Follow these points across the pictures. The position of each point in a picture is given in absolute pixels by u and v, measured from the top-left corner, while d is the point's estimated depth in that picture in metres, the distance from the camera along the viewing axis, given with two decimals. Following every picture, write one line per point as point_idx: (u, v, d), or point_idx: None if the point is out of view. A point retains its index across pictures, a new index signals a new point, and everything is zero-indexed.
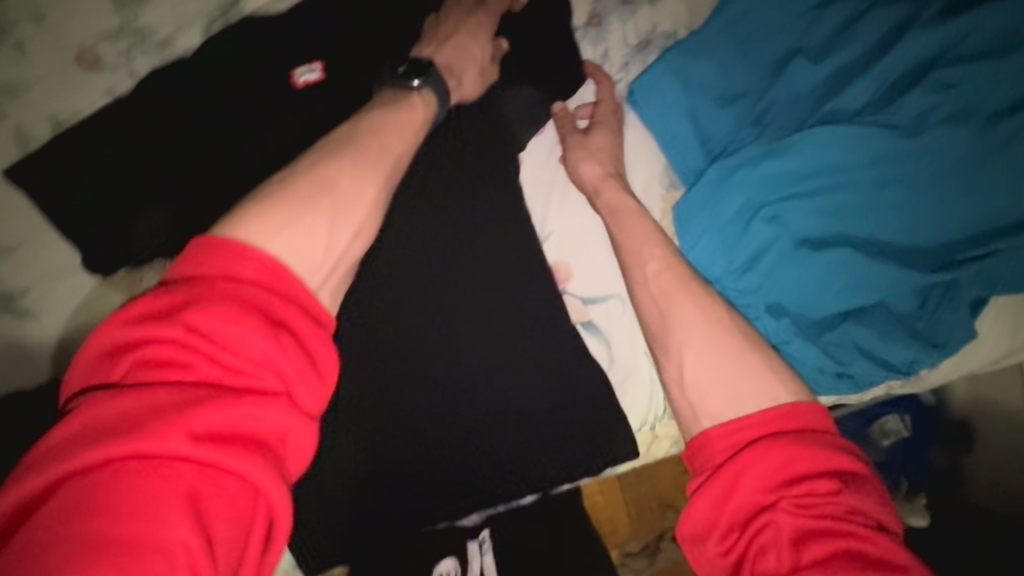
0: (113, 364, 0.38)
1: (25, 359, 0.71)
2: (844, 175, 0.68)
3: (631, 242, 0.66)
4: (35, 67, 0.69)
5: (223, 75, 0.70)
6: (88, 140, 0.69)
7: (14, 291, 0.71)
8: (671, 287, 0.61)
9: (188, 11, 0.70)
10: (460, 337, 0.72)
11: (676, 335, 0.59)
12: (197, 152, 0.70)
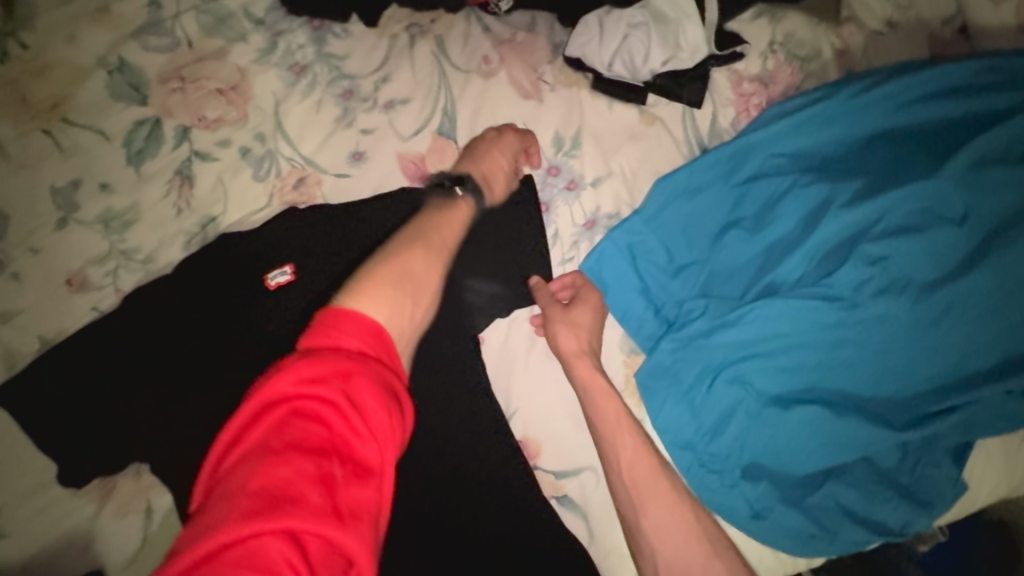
0: (251, 414, 0.40)
1: None
2: (800, 338, 0.70)
3: (612, 432, 0.68)
4: (29, 294, 0.74)
5: (198, 285, 0.74)
6: (55, 356, 0.71)
7: None
8: (651, 477, 0.66)
9: (170, 232, 0.77)
10: (469, 475, 0.68)
11: (645, 524, 0.65)
12: (153, 362, 0.72)
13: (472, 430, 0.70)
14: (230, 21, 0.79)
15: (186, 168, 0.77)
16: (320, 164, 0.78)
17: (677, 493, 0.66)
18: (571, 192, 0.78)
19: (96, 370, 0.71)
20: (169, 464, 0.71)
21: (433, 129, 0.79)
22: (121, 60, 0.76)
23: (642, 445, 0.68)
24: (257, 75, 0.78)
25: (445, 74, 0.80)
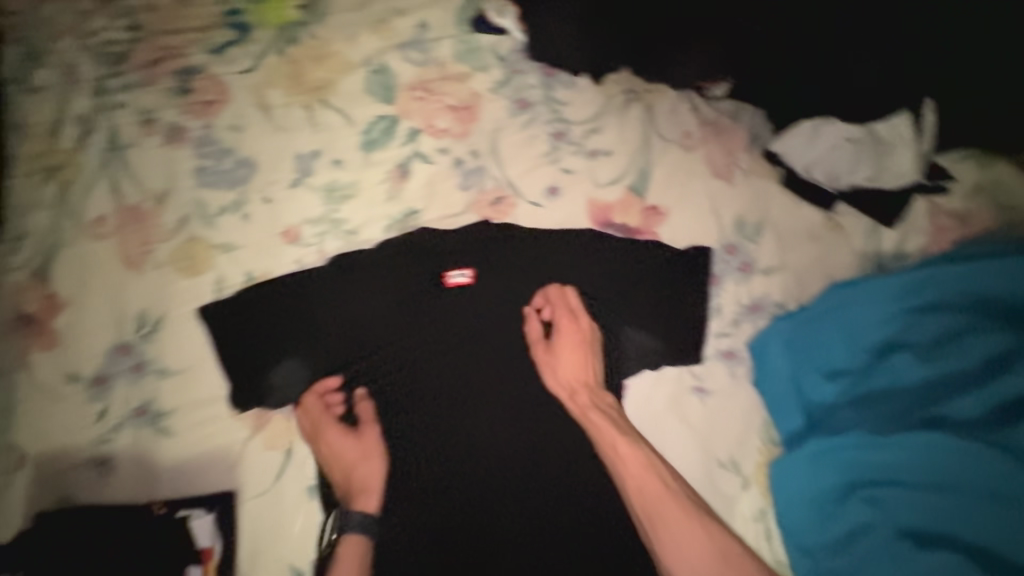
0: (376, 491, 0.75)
1: (118, 465, 0.79)
2: (950, 479, 0.67)
3: (609, 451, 0.75)
4: (251, 235, 0.86)
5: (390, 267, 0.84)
6: (265, 290, 0.83)
7: (140, 401, 0.80)
8: (659, 497, 0.72)
9: (376, 214, 0.87)
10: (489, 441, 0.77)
11: (663, 549, 0.70)
12: (340, 318, 0.82)
13: (523, 421, 0.78)
14: (478, 51, 0.89)
15: (407, 164, 0.88)
16: (520, 190, 0.86)
17: (701, 521, 0.70)
18: (742, 273, 0.82)
19: (294, 311, 0.83)
20: (328, 409, 0.80)
21: (626, 184, 0.86)
22: (382, 65, 0.89)
23: (646, 467, 0.73)
24: (488, 101, 0.88)
25: (650, 139, 0.87)
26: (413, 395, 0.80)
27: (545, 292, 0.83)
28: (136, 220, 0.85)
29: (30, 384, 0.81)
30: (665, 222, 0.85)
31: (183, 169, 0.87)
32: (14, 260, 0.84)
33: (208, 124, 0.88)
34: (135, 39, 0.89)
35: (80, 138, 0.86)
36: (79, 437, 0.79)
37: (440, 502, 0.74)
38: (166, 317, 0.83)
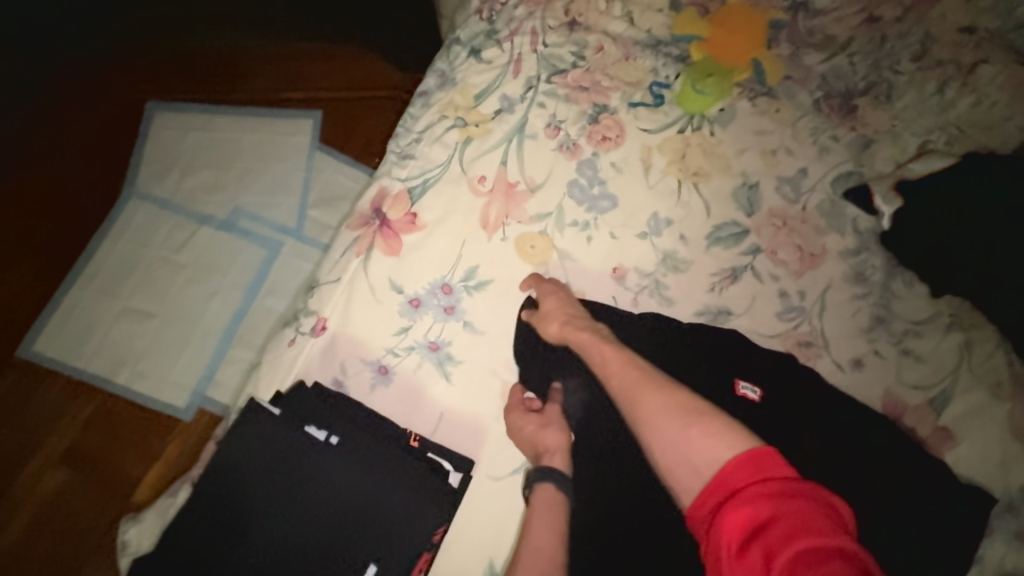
0: (538, 433, 0.80)
1: (395, 381, 0.84)
2: None
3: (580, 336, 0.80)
4: (584, 256, 0.94)
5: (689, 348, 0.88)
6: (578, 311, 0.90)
7: (436, 339, 0.86)
8: (628, 372, 0.72)
9: (695, 296, 0.94)
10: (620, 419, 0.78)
11: (637, 412, 0.67)
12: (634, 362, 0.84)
13: (598, 347, 0.77)
14: (840, 217, 0.99)
15: (740, 271, 0.95)
16: (829, 345, 0.91)
17: (659, 385, 0.69)
18: (1017, 539, 0.81)
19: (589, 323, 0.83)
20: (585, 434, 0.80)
21: (928, 395, 0.89)
22: (756, 185, 1.00)
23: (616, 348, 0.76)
24: (831, 259, 0.96)
25: (963, 369, 0.91)
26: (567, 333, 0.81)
27: (530, 279, 0.90)
28: (506, 194, 0.95)
29: (361, 274, 0.89)
30: (952, 447, 0.87)
31: (560, 175, 0.98)
32: (398, 172, 0.97)
33: (596, 153, 1.00)
34: (576, 65, 1.04)
35: (497, 112, 1.00)
36: (376, 338, 0.85)
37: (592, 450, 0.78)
38: (491, 282, 0.91)
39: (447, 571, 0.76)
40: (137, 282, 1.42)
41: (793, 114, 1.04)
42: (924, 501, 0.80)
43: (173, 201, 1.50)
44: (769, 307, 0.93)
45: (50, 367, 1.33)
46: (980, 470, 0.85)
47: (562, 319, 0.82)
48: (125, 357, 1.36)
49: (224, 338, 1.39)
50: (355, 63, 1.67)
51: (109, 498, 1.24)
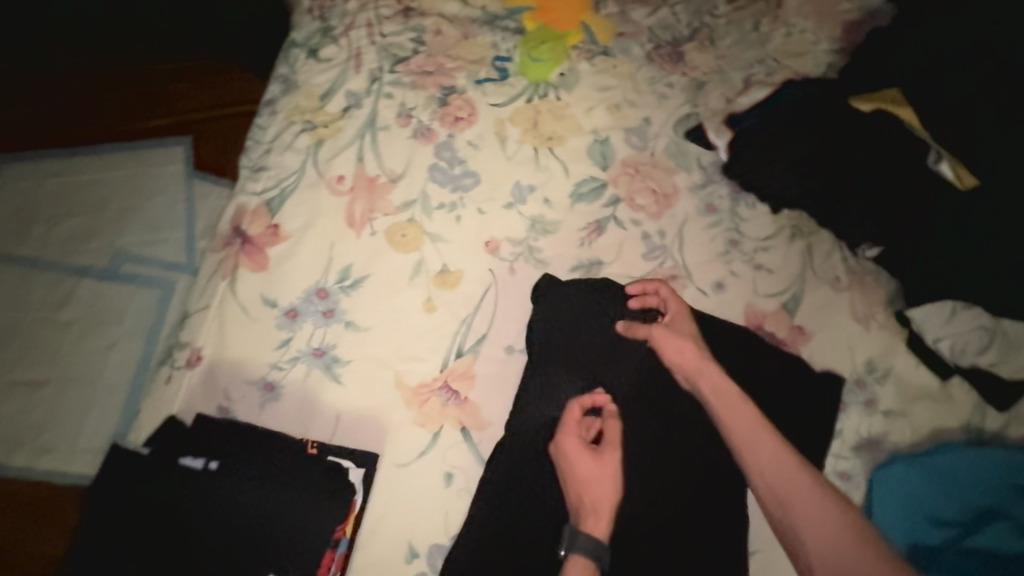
0: (587, 481, 0.77)
1: (280, 394, 0.83)
2: None
3: (720, 391, 0.82)
4: (458, 235, 0.96)
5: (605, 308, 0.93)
6: (460, 290, 0.94)
7: (319, 344, 0.86)
8: (774, 446, 0.75)
9: (567, 253, 0.99)
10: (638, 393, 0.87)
11: (784, 494, 0.71)
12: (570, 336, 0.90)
13: (759, 422, 0.77)
14: (686, 156, 1.06)
15: (604, 222, 1.01)
16: (692, 275, 0.99)
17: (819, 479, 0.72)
18: (866, 408, 0.93)
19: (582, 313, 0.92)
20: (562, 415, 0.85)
21: (781, 300, 0.99)
22: (606, 139, 1.05)
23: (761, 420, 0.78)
24: (685, 197, 1.04)
25: (807, 272, 1.02)
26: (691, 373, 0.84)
27: (664, 287, 0.93)
28: (369, 189, 0.96)
29: (230, 295, 0.87)
30: (807, 342, 0.97)
31: (420, 163, 0.99)
32: (253, 186, 0.95)
33: (452, 135, 1.02)
34: (417, 51, 1.05)
35: (346, 109, 1.00)
36: (256, 356, 0.84)
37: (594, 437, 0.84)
38: (368, 278, 0.91)
39: (366, 565, 0.77)
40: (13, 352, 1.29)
41: (630, 68, 1.10)
42: (775, 386, 0.92)
43: (39, 259, 1.37)
44: (636, 251, 1.00)
45: None
46: (829, 355, 0.97)
47: (684, 354, 0.85)
48: (12, 435, 1.23)
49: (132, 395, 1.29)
50: (212, 80, 1.60)
51: None
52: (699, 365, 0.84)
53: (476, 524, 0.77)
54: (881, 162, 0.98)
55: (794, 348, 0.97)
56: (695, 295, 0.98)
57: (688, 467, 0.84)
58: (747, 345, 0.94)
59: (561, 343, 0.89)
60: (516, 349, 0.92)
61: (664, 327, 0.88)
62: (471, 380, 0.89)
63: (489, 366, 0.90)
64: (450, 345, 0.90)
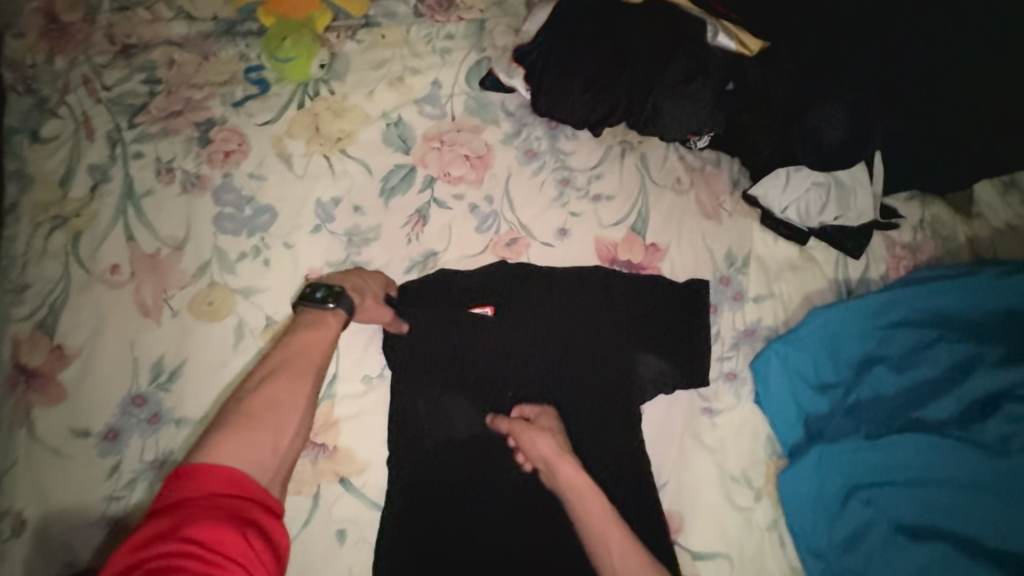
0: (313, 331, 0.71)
1: (130, 524, 0.75)
2: (903, 472, 0.80)
3: (574, 488, 0.75)
4: (272, 279, 0.87)
5: (455, 303, 0.87)
6: None
7: (154, 456, 0.78)
8: (624, 545, 0.71)
9: (396, 256, 0.91)
10: (505, 376, 0.86)
11: None
12: (422, 343, 0.85)
13: (598, 511, 0.73)
14: (489, 107, 0.98)
15: (426, 209, 0.93)
16: (532, 230, 0.93)
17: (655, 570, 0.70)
18: (737, 301, 0.91)
19: (427, 315, 0.86)
20: (442, 426, 0.82)
21: (627, 224, 0.95)
22: (399, 118, 0.96)
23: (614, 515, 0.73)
24: (501, 151, 0.96)
25: (646, 184, 0.97)
26: (543, 461, 0.77)
27: (529, 406, 0.83)
28: (153, 267, 0.85)
29: (34, 443, 0.77)
30: (665, 256, 0.94)
31: (202, 216, 0.88)
32: (17, 312, 0.81)
33: (228, 173, 0.90)
34: (154, 92, 0.92)
35: (94, 187, 0.87)
36: (88, 495, 0.76)
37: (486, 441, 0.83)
38: (185, 363, 0.82)
39: None
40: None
41: (399, 32, 1.00)
42: (646, 314, 0.89)
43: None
44: (467, 227, 0.93)
45: None
46: (691, 261, 0.94)
47: (540, 446, 0.77)
48: None
49: None
50: None
51: None
52: (549, 454, 0.76)
53: (392, 560, 0.77)
54: (674, 50, 0.93)
55: (654, 267, 0.93)
56: (543, 250, 0.92)
57: (583, 427, 0.84)
58: (605, 282, 0.89)
59: (415, 357, 0.85)
60: (374, 376, 0.85)
61: (522, 422, 0.80)
62: (335, 427, 0.82)
63: (350, 406, 0.83)
64: None
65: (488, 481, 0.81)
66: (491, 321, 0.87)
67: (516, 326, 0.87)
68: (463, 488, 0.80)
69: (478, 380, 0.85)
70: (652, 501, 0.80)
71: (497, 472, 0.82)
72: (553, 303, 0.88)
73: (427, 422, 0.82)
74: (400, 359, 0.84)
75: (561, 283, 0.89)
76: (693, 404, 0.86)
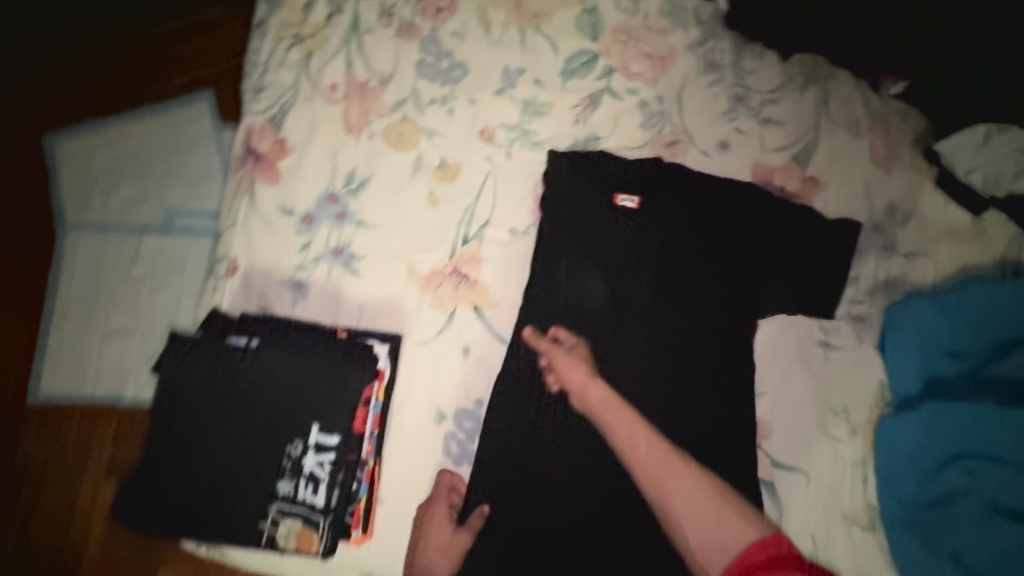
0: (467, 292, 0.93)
1: (306, 290, 0.92)
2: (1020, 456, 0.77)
3: (603, 409, 0.85)
4: (453, 126, 0.98)
5: (605, 185, 0.94)
6: (461, 182, 0.97)
7: (336, 244, 0.93)
8: (653, 452, 0.83)
9: (563, 133, 0.98)
10: (635, 260, 0.91)
11: (665, 497, 0.81)
12: (568, 213, 0.94)
13: (634, 428, 0.84)
14: (682, 12, 1.00)
15: (598, 96, 0.99)
16: (694, 137, 0.96)
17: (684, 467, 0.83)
18: (885, 251, 0.90)
19: (578, 189, 0.94)
20: (571, 286, 0.91)
21: (791, 152, 0.95)
22: (595, 6, 1.01)
23: (665, 457, 0.83)
24: (683, 56, 0.99)
25: (821, 118, 0.96)
26: (580, 389, 0.86)
27: (567, 331, 0.89)
28: (362, 94, 0.98)
29: (252, 209, 0.95)
30: (821, 192, 0.93)
31: (407, 61, 1.00)
32: (256, 106, 0.99)
33: (435, 27, 1.01)
34: None
35: (328, 17, 1.01)
36: (282, 259, 0.93)
37: (599, 311, 0.90)
38: (371, 179, 0.96)
39: (399, 426, 0.88)
40: (93, 304, 1.26)
41: None
42: (789, 240, 0.90)
43: (105, 222, 1.30)
44: (633, 120, 0.97)
45: (60, 404, 1.24)
46: (848, 201, 0.92)
47: (575, 374, 0.87)
48: (67, 365, 1.25)
49: (105, 309, 1.26)
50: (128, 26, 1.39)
51: (58, 521, 1.20)
52: (586, 379, 0.86)
53: (503, 383, 0.87)
54: None
55: (807, 198, 0.93)
56: (702, 158, 0.95)
57: (698, 323, 0.89)
58: (757, 200, 0.91)
59: (560, 222, 0.93)
60: (520, 231, 0.95)
61: (561, 350, 0.88)
62: (479, 264, 0.94)
63: (496, 250, 0.94)
64: (456, 233, 0.95)
65: (596, 345, 0.89)
66: (632, 209, 0.93)
67: (657, 222, 0.93)
68: (578, 343, 0.89)
69: (609, 256, 0.92)
70: (745, 400, 0.86)
71: (607, 340, 0.89)
72: (698, 207, 0.92)
73: (560, 279, 0.91)
74: (548, 221, 0.93)
75: (710, 192, 0.93)
76: (807, 332, 0.88)
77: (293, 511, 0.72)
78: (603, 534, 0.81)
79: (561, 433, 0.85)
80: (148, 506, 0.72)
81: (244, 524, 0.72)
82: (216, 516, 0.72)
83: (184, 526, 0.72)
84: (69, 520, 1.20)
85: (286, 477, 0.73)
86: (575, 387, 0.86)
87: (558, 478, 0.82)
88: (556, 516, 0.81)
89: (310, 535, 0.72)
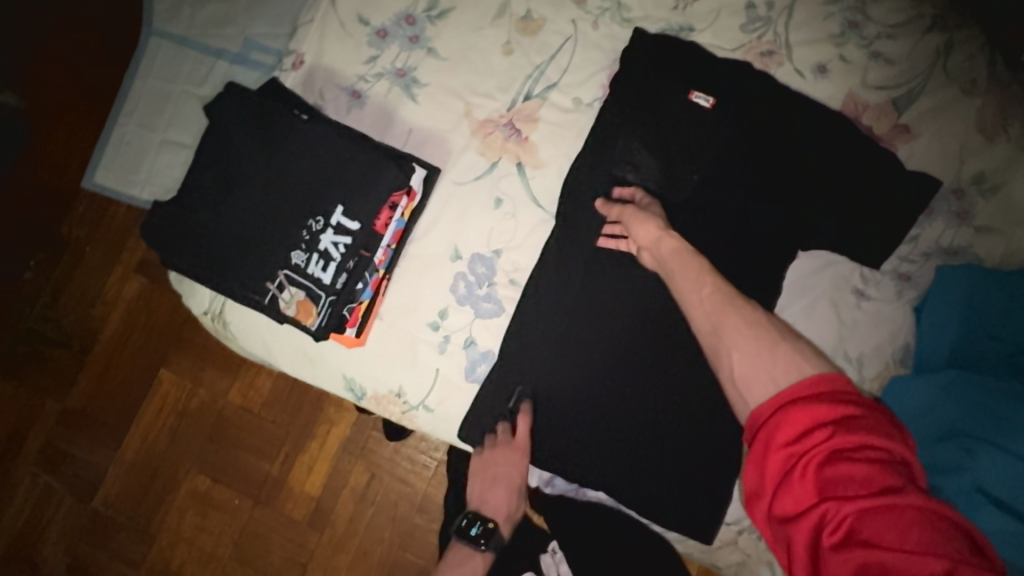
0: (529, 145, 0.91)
1: (362, 101, 0.93)
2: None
3: (662, 261, 0.79)
4: None
5: (685, 73, 0.88)
6: (539, 38, 0.93)
7: (401, 66, 0.93)
8: (713, 295, 0.71)
9: (657, 16, 0.93)
10: (693, 160, 0.88)
11: (717, 336, 0.68)
12: (637, 94, 0.89)
13: (699, 273, 0.74)
14: None
15: None
16: (792, 54, 0.90)
17: (745, 307, 0.68)
18: (957, 218, 0.86)
19: (655, 71, 0.89)
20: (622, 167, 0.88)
21: (891, 94, 0.88)
22: None
23: (727, 299, 0.70)
24: None
25: (937, 67, 0.88)
26: (643, 243, 0.81)
27: (640, 193, 0.87)
28: None
29: (330, 11, 0.95)
30: (908, 142, 0.87)
31: None
32: None
33: None
34: None
35: None
36: (348, 66, 0.93)
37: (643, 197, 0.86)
38: (453, 11, 0.94)
39: (416, 250, 0.89)
40: (157, 111, 1.28)
41: None
42: (858, 180, 0.84)
43: (185, 37, 1.30)
44: (735, 21, 0.91)
45: (109, 196, 1.28)
46: (930, 162, 0.87)
47: (642, 229, 0.81)
48: (125, 164, 1.28)
49: (166, 116, 1.28)
50: None
51: (92, 294, 1.31)
52: (655, 233, 0.80)
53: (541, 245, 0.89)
54: None
55: (889, 145, 0.88)
56: (795, 77, 0.90)
57: (736, 238, 0.86)
58: (839, 131, 0.85)
59: (626, 101, 0.89)
60: (584, 102, 0.92)
61: (633, 205, 0.82)
62: (535, 123, 0.92)
63: (554, 114, 0.92)
64: (521, 87, 0.93)
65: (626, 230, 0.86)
66: (702, 102, 0.87)
67: (727, 126, 0.87)
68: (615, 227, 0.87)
69: (668, 147, 0.88)
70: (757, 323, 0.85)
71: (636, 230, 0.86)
72: (775, 121, 0.86)
73: (612, 157, 0.89)
74: (614, 96, 0.89)
75: (792, 109, 0.86)
76: (848, 269, 0.87)
77: (300, 279, 0.78)
78: (584, 403, 0.85)
79: (572, 306, 0.86)
80: (185, 246, 0.79)
81: (258, 277, 0.78)
82: (238, 263, 0.78)
83: (212, 266, 0.78)
84: (102, 292, 1.31)
85: (302, 249, 0.78)
86: (640, 241, 0.81)
87: (551, 341, 0.86)
88: (536, 377, 0.86)
89: (309, 308, 0.78)
